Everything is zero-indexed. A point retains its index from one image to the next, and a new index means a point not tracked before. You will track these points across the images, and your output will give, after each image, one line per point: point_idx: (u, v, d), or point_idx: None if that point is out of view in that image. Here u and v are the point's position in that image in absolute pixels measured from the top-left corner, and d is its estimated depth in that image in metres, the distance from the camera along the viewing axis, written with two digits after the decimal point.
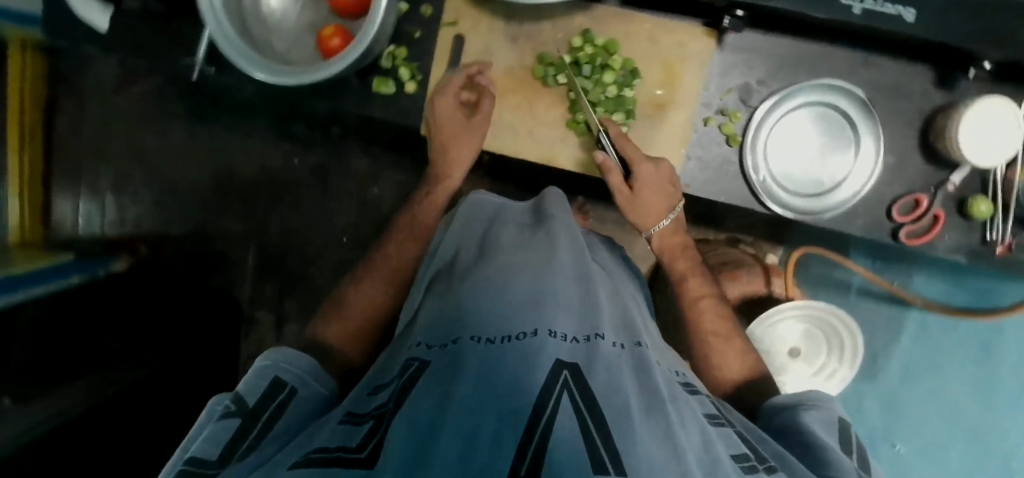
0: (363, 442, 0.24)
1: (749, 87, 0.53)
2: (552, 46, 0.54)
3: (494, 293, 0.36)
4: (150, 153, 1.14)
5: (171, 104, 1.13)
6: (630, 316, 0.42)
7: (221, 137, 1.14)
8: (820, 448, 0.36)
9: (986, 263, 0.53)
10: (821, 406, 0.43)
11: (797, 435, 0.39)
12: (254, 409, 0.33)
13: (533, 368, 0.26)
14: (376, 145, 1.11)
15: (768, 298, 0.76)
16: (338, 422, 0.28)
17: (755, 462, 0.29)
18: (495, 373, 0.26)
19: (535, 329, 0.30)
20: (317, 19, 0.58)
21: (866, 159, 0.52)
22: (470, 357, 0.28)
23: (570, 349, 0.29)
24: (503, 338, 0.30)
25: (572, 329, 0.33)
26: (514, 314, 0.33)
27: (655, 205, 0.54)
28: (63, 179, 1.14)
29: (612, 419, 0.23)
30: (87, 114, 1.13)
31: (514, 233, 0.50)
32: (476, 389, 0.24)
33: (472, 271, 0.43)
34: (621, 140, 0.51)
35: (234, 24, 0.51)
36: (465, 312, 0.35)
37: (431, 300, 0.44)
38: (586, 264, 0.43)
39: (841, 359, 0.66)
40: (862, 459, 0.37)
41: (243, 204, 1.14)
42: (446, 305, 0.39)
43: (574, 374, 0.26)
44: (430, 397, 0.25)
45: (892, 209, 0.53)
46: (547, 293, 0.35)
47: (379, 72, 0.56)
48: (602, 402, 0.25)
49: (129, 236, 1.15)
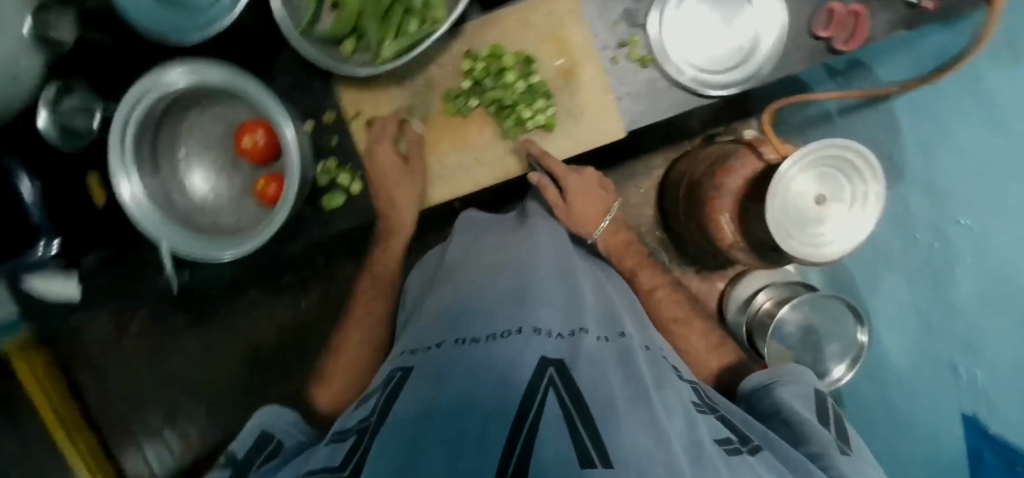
0: (346, 460, 0.31)
1: (631, 10, 0.54)
2: (448, 80, 0.57)
3: (482, 303, 0.46)
4: (184, 374, 1.24)
5: (169, 320, 1.22)
6: (614, 306, 0.51)
7: (230, 325, 1.22)
8: (799, 423, 0.37)
9: (926, 22, 0.54)
10: (800, 376, 0.43)
11: (777, 414, 0.39)
12: (241, 465, 0.36)
13: (524, 362, 0.35)
14: (361, 251, 1.17)
15: (769, 169, 0.74)
16: (326, 444, 0.35)
17: (738, 445, 0.32)
18: (486, 366, 0.35)
19: (520, 326, 0.40)
20: (246, 181, 0.61)
21: (767, 5, 0.53)
22: (461, 359, 0.38)
23: (555, 345, 0.39)
24: (490, 337, 0.39)
25: (556, 325, 0.42)
26: (502, 317, 0.42)
27: (592, 208, 0.62)
28: (118, 436, 1.24)
29: (595, 412, 0.30)
30: (109, 374, 1.23)
31: (493, 239, 0.61)
32: (465, 389, 0.33)
33: (455, 285, 0.53)
34: (548, 158, 0.55)
35: (175, 222, 0.55)
36: (457, 321, 0.45)
37: (420, 311, 0.56)
38: (566, 266, 0.54)
39: (864, 178, 0.66)
40: (840, 432, 0.38)
41: (282, 365, 1.23)
42: (438, 315, 0.49)
43: (559, 369, 0.35)
44: (425, 400, 0.33)
45: (813, 29, 0.53)
46: (528, 296, 0.45)
47: (323, 191, 0.59)
48: (584, 390, 0.33)
49: (205, 453, 1.25)
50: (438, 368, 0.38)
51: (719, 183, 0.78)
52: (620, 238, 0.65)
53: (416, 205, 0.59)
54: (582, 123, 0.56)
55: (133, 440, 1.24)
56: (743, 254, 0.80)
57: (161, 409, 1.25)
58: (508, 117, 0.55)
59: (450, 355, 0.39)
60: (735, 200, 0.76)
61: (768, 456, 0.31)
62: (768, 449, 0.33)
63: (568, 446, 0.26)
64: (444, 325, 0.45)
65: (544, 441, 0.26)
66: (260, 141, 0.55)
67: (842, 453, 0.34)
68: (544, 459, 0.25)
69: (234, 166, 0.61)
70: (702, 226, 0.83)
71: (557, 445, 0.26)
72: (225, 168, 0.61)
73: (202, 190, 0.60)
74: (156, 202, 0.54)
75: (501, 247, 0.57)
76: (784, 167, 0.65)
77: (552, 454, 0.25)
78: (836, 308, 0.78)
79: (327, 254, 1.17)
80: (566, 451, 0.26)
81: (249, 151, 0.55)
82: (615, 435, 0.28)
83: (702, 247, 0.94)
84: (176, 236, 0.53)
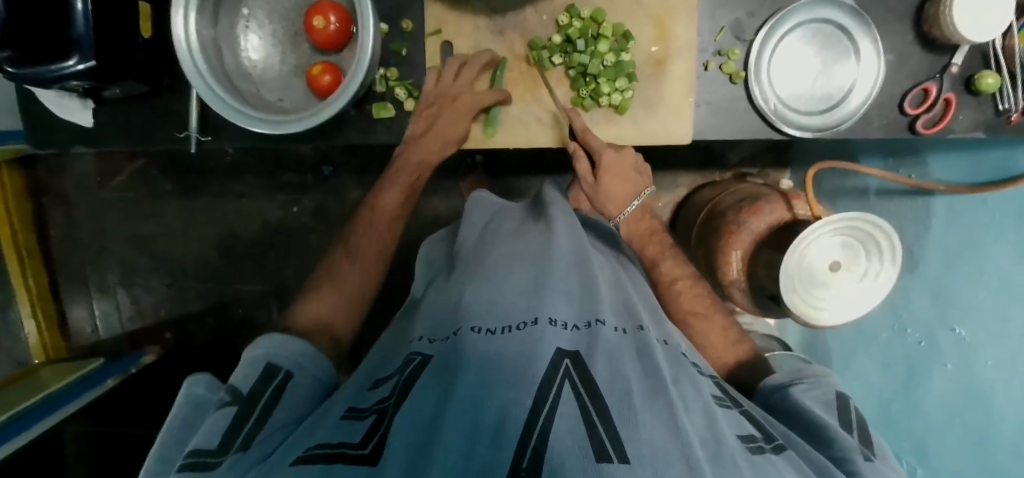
0: (364, 441, 0.33)
1: (740, 23, 0.55)
2: (541, 31, 0.57)
3: (491, 289, 0.47)
4: (156, 239, 1.21)
5: (155, 183, 1.18)
6: (630, 300, 0.51)
7: (214, 206, 1.19)
8: (822, 427, 0.42)
9: (1003, 133, 0.55)
10: (818, 384, 0.49)
11: (800, 416, 0.44)
12: (251, 395, 0.41)
13: (540, 353, 0.36)
14: (369, 174, 1.13)
15: (794, 222, 0.75)
16: (340, 417, 0.37)
17: (762, 442, 0.36)
18: (500, 355, 0.36)
19: (537, 317, 0.41)
20: (301, 61, 0.58)
21: (869, 63, 0.53)
22: (474, 344, 0.39)
23: (571, 338, 0.40)
24: (505, 329, 0.40)
25: (572, 317, 0.43)
26: (519, 306, 0.43)
27: (622, 190, 0.59)
28: (72, 283, 1.24)
29: (615, 410, 0.31)
30: (77, 217, 1.21)
31: (515, 223, 0.63)
32: (475, 378, 0.33)
33: (478, 261, 0.54)
34: (584, 133, 0.56)
35: (219, 78, 0.52)
36: (466, 306, 0.46)
37: (436, 286, 0.58)
38: (585, 252, 0.54)
39: (882, 260, 0.66)
40: (863, 438, 0.43)
41: (256, 263, 1.20)
42: (449, 301, 0.50)
43: (574, 362, 0.36)
44: (435, 393, 0.35)
45: (904, 104, 0.55)
46: (545, 285, 0.46)
47: (376, 98, 0.59)
48: (599, 384, 0.34)
49: (152, 325, 1.24)
50: (452, 355, 0.39)
51: (741, 220, 0.79)
52: (645, 226, 0.62)
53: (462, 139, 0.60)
54: (655, 115, 0.57)
55: (86, 293, 1.24)
56: (740, 295, 0.81)
57: (121, 269, 1.23)
58: (585, 85, 0.56)
59: (464, 340, 0.40)
60: (751, 240, 0.77)
61: (792, 455, 0.36)
62: (792, 449, 0.38)
63: (584, 441, 0.28)
64: (456, 312, 0.47)
65: (558, 436, 0.28)
66: (332, 26, 0.53)
67: (866, 459, 0.38)
68: (561, 455, 0.26)
69: (292, 40, 0.58)
70: (710, 258, 0.84)
71: (571, 439, 0.28)
72: (284, 41, 0.58)
73: (253, 55, 0.57)
74: (206, 52, 0.51)
75: (522, 235, 0.58)
76: (810, 228, 0.64)
77: (566, 447, 0.27)
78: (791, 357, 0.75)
79: (336, 166, 1.13)
80: (584, 447, 0.27)
81: (317, 32, 0.53)
82: (633, 429, 0.30)
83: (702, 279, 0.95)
84: (215, 90, 0.50)
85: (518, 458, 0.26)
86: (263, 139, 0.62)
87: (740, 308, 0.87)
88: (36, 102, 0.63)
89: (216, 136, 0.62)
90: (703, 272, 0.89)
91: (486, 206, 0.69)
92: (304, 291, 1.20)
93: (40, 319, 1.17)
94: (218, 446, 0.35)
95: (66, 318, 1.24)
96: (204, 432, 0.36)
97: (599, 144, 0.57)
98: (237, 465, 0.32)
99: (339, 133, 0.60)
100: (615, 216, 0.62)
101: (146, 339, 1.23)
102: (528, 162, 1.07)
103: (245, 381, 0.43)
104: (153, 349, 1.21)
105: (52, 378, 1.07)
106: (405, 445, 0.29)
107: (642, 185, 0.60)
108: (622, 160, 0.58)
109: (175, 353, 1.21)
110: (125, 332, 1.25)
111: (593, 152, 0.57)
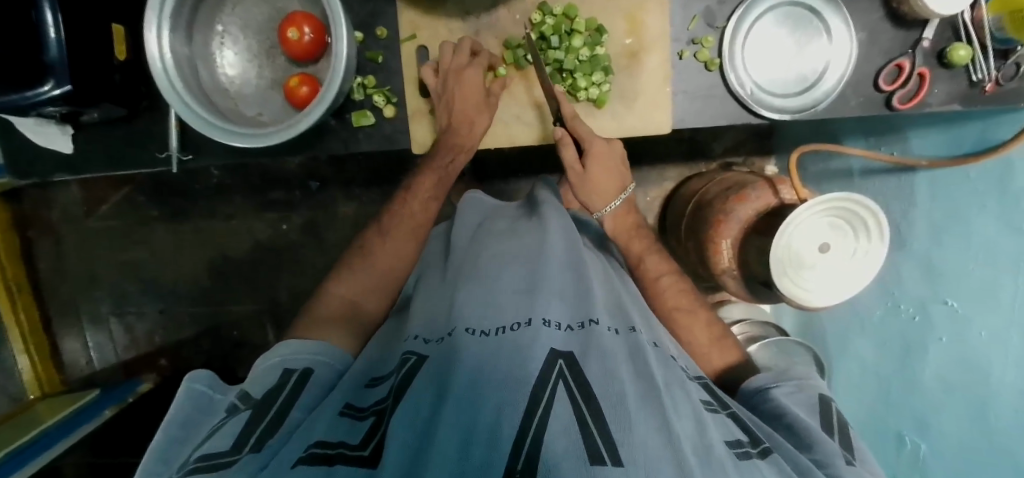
0: (364, 442, 0.33)
1: (711, 10, 0.56)
2: (515, 29, 0.57)
3: (483, 291, 0.46)
4: (146, 265, 1.21)
5: (142, 209, 1.17)
6: (622, 301, 0.51)
7: (203, 228, 1.18)
8: (804, 428, 0.42)
9: (979, 104, 0.55)
10: (802, 386, 0.48)
11: (781, 419, 0.44)
12: (265, 399, 0.41)
13: (535, 353, 0.36)
14: (358, 187, 1.13)
15: (781, 207, 0.75)
16: (340, 414, 0.37)
17: (748, 448, 0.36)
18: (497, 357, 0.36)
19: (530, 318, 0.41)
20: (277, 74, 0.58)
21: (841, 42, 0.54)
22: (469, 345, 0.38)
23: (563, 340, 0.39)
24: (497, 331, 0.40)
25: (565, 317, 0.43)
26: (511, 308, 0.43)
27: (608, 181, 0.58)
28: (63, 315, 1.22)
29: (609, 410, 0.31)
30: (65, 248, 1.20)
31: (508, 223, 0.63)
32: (471, 381, 0.33)
33: (467, 263, 0.54)
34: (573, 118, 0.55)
35: (196, 95, 0.52)
36: (458, 308, 0.46)
37: (427, 289, 0.58)
38: (577, 252, 0.54)
39: (870, 238, 0.66)
40: (844, 441, 0.43)
41: (248, 283, 1.19)
42: (441, 308, 0.50)
43: (568, 362, 0.36)
44: (430, 393, 0.34)
45: (879, 81, 0.55)
46: (539, 286, 0.45)
47: (355, 107, 0.59)
48: (593, 384, 0.34)
49: (147, 352, 1.23)
50: (447, 356, 0.39)
51: (729, 209, 0.79)
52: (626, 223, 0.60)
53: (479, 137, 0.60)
54: (634, 107, 0.58)
55: (78, 325, 1.23)
56: (733, 283, 0.81)
57: (113, 298, 1.22)
58: (562, 80, 0.57)
59: (458, 341, 0.40)
60: (740, 228, 0.77)
61: (777, 459, 0.35)
62: (778, 453, 0.38)
63: (577, 443, 0.28)
64: (449, 314, 0.46)
65: (552, 437, 0.28)
66: (306, 37, 0.53)
67: (847, 463, 0.38)
68: (555, 459, 0.27)
69: (267, 54, 0.58)
70: (701, 248, 0.84)
71: (565, 441, 0.28)
72: (259, 56, 0.58)
73: (229, 71, 0.57)
74: (181, 70, 0.51)
75: (514, 235, 0.57)
76: (795, 212, 0.64)
77: (561, 449, 0.28)
78: (792, 347, 0.78)
79: (323, 180, 1.13)
80: (576, 450, 0.28)
81: (292, 44, 0.53)
82: (626, 431, 0.30)
83: (695, 271, 0.95)
84: (190, 106, 0.50)
85: (514, 458, 0.27)
86: (245, 154, 0.62)
87: (735, 296, 0.87)
88: (13, 132, 0.63)
89: (197, 155, 0.62)
90: (696, 262, 0.89)
91: (476, 205, 0.69)
92: (299, 308, 1.19)
93: (34, 354, 1.16)
94: (232, 446, 0.34)
95: (59, 351, 1.23)
96: (218, 434, 0.35)
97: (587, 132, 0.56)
98: (247, 466, 0.31)
99: (320, 144, 0.60)
100: (599, 210, 0.60)
101: (141, 366, 1.22)
102: (515, 164, 1.08)
103: (259, 386, 0.43)
104: (149, 376, 1.19)
105: (47, 411, 1.06)
106: (400, 447, 0.29)
107: (625, 182, 0.59)
108: (607, 150, 0.57)
109: (172, 379, 1.20)
110: (119, 361, 1.23)
111: (582, 141, 0.56)
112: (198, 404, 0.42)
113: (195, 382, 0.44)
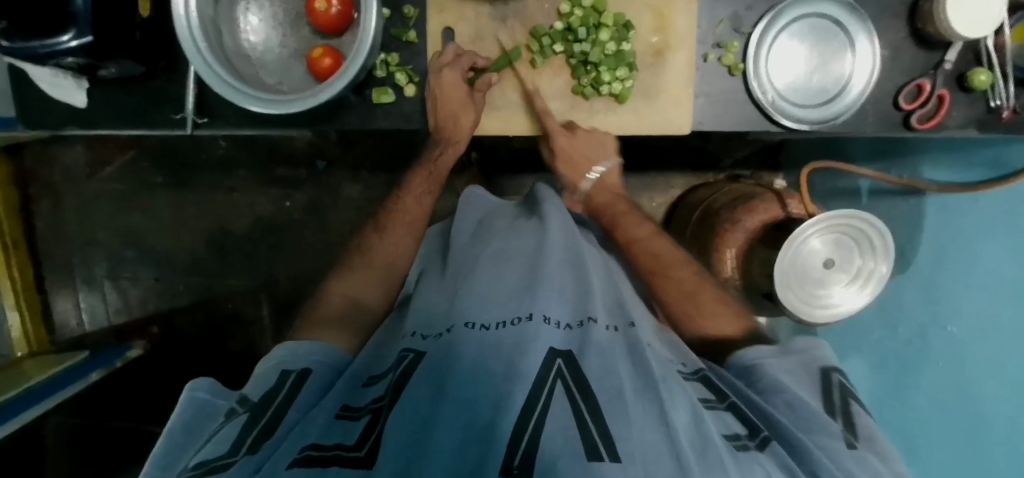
0: (359, 443, 0.32)
1: (738, 15, 0.57)
2: (543, 18, 0.58)
3: (484, 288, 0.46)
4: (144, 231, 1.20)
5: (146, 174, 1.17)
6: (624, 298, 0.52)
7: (204, 198, 1.17)
8: (805, 407, 0.41)
9: (994, 130, 0.56)
10: (804, 361, 0.47)
11: (779, 394, 0.43)
12: (260, 402, 0.41)
13: (535, 350, 0.36)
14: (364, 169, 1.13)
15: (788, 220, 0.75)
16: (336, 415, 0.37)
17: (746, 440, 0.36)
18: (496, 353, 0.36)
19: (531, 313, 0.40)
20: (300, 44, 0.58)
21: (865, 58, 0.54)
22: (468, 339, 0.39)
23: (564, 339, 0.40)
24: (498, 325, 0.40)
25: (564, 316, 0.43)
26: (512, 304, 0.43)
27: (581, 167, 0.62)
28: (56, 275, 1.21)
29: (604, 406, 0.32)
30: (64, 208, 1.18)
31: (508, 220, 0.62)
32: (467, 376, 0.33)
33: (470, 258, 0.54)
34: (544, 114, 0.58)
35: (218, 56, 0.52)
36: (459, 303, 0.46)
37: (427, 284, 0.58)
38: (577, 249, 0.54)
39: (876, 258, 0.65)
40: (847, 421, 0.41)
41: (246, 257, 1.19)
42: (439, 303, 0.50)
43: (567, 361, 0.36)
44: (427, 391, 0.34)
45: (898, 100, 0.56)
46: (540, 281, 0.45)
47: (376, 83, 0.59)
48: (591, 381, 0.34)
49: (138, 320, 1.22)
50: (446, 350, 0.39)
51: (735, 219, 0.79)
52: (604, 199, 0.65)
53: (474, 129, 0.61)
54: (655, 104, 0.58)
55: (71, 286, 1.22)
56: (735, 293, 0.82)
57: (108, 261, 1.21)
58: (586, 74, 0.57)
59: (458, 335, 0.40)
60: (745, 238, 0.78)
61: (776, 449, 0.36)
62: (777, 442, 0.38)
63: (575, 441, 0.29)
64: (450, 310, 0.46)
65: (549, 436, 0.29)
66: (333, 8, 0.52)
67: (849, 447, 0.37)
68: (554, 453, 0.28)
69: (292, 22, 0.58)
70: (705, 255, 0.84)
71: (561, 440, 0.29)
72: (284, 24, 0.58)
73: (252, 38, 0.57)
74: (206, 32, 0.51)
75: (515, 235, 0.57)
76: (804, 226, 0.64)
77: (557, 447, 0.28)
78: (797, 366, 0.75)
79: (330, 160, 1.13)
80: (574, 446, 0.28)
81: (319, 15, 0.53)
82: (625, 427, 0.30)
83: None
84: (211, 65, 0.50)
85: (510, 457, 0.26)
86: (261, 122, 0.62)
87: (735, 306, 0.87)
88: (29, 83, 0.62)
89: (212, 119, 0.61)
90: None
91: (473, 205, 0.68)
92: (296, 286, 1.19)
93: (24, 311, 1.16)
94: (229, 447, 0.35)
95: (50, 311, 1.22)
96: (213, 441, 0.36)
97: (556, 128, 0.58)
98: (243, 469, 0.32)
99: (339, 118, 0.60)
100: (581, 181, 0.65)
101: (132, 333, 1.21)
102: (523, 160, 1.08)
103: (256, 388, 0.43)
104: (139, 343, 1.19)
105: (33, 369, 1.05)
106: (399, 440, 0.29)
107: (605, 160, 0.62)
108: (576, 141, 0.59)
109: (160, 348, 1.19)
110: (109, 326, 1.22)
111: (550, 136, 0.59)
112: (197, 410, 0.42)
113: (196, 389, 0.44)
